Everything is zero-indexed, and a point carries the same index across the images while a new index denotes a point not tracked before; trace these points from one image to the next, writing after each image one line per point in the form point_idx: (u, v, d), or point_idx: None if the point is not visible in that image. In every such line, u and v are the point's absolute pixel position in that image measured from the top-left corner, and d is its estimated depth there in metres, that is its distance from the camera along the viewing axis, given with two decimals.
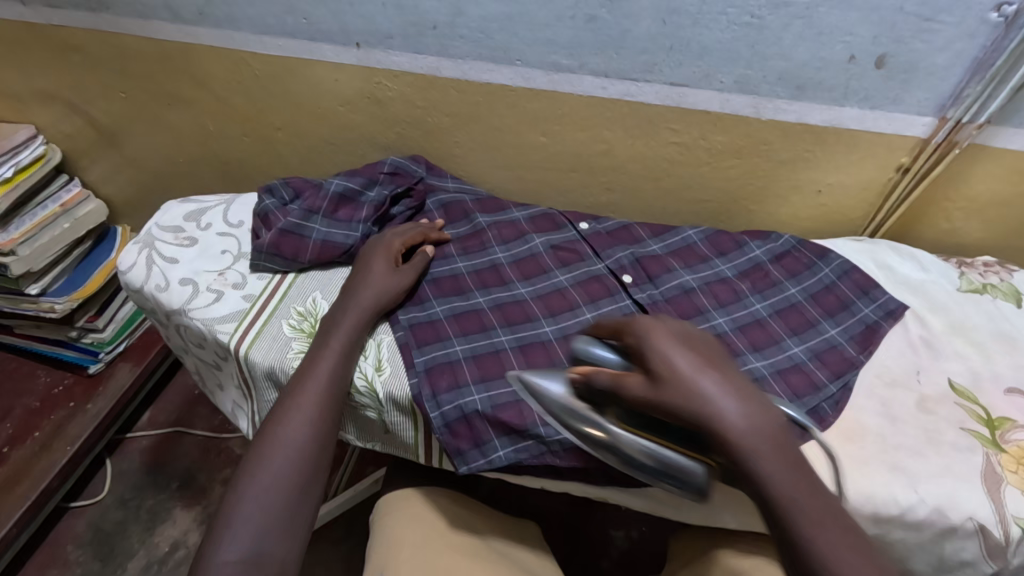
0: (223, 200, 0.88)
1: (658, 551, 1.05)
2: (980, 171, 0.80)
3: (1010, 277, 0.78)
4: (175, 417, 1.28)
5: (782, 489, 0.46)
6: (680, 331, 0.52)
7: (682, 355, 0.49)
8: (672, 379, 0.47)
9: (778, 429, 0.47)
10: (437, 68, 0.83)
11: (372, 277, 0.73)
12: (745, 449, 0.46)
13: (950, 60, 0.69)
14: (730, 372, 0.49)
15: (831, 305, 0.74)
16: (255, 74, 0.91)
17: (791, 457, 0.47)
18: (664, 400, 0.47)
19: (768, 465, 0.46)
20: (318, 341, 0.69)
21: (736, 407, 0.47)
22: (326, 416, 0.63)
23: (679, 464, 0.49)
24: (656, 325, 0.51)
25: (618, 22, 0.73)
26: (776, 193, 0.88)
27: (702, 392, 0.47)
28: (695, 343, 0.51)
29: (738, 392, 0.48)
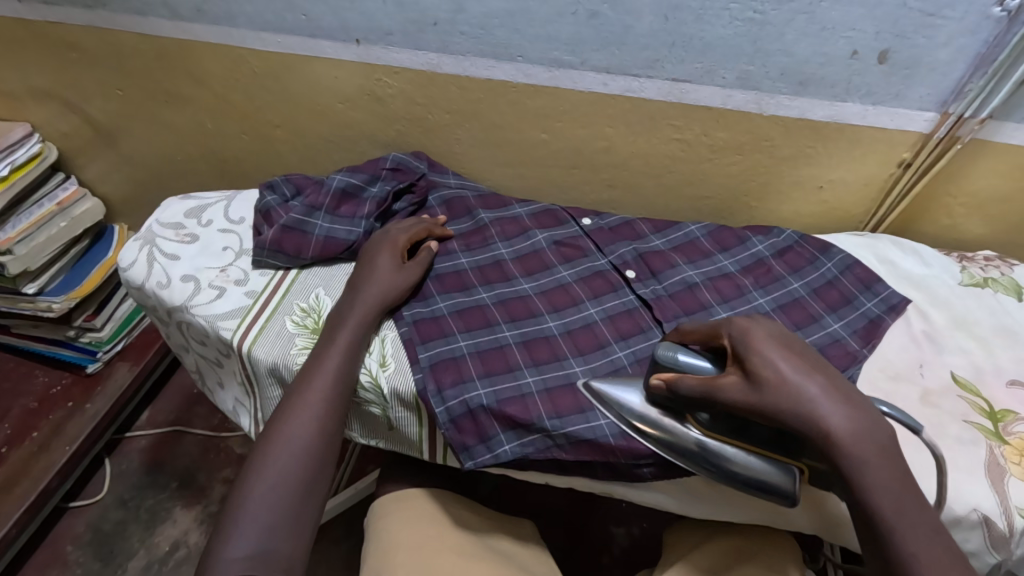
0: (224, 196, 0.88)
1: (654, 547, 1.06)
2: (981, 167, 0.81)
3: (1011, 271, 0.79)
4: (175, 417, 1.27)
5: (879, 491, 0.49)
6: (781, 337, 0.57)
7: (784, 361, 0.53)
8: (770, 379, 0.52)
9: (873, 429, 0.51)
10: (438, 65, 0.83)
11: (378, 273, 0.72)
12: (844, 449, 0.50)
13: (952, 56, 0.70)
14: (827, 375, 0.54)
15: (833, 299, 0.75)
16: (254, 71, 0.90)
17: (893, 464, 0.51)
18: (762, 398, 0.52)
19: (866, 468, 0.50)
20: (324, 338, 0.68)
21: (837, 412, 0.51)
22: (333, 414, 0.63)
23: (761, 468, 0.56)
24: (756, 332, 0.57)
25: (619, 18, 0.73)
26: (777, 189, 0.88)
27: (805, 395, 0.52)
28: (796, 349, 0.56)
29: (840, 398, 0.52)
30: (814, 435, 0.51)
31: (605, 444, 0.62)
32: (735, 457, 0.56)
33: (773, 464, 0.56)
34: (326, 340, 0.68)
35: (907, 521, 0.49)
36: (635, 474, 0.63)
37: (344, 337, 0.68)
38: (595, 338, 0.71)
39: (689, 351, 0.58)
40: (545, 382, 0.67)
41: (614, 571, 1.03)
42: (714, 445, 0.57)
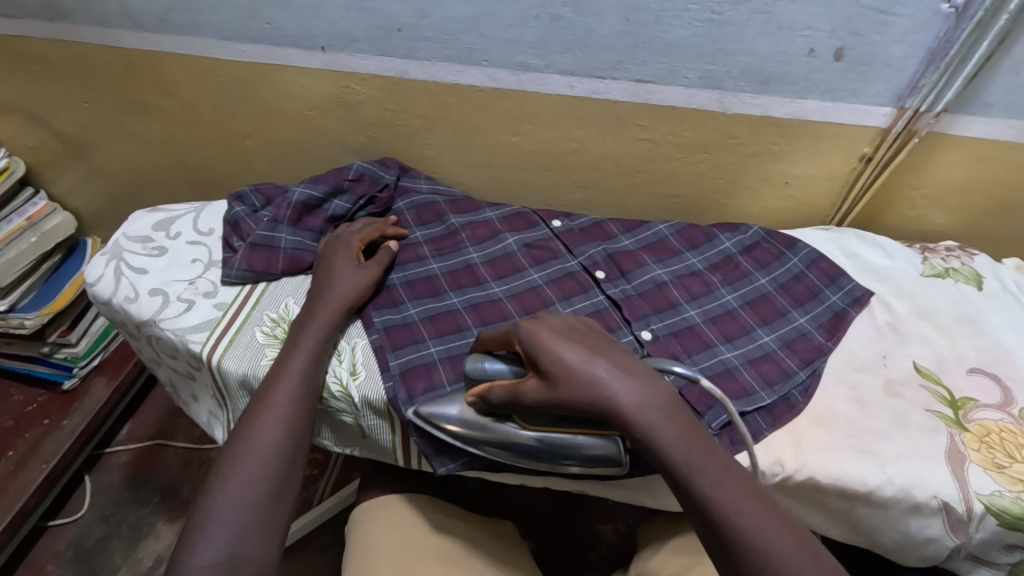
0: (193, 208, 0.87)
1: (630, 542, 1.07)
2: (940, 159, 0.82)
3: (971, 260, 0.80)
4: (155, 430, 1.26)
5: (677, 452, 0.50)
6: (568, 326, 0.58)
7: (571, 346, 0.55)
8: (561, 370, 0.53)
9: (666, 399, 0.52)
10: (404, 71, 0.83)
11: (339, 278, 0.72)
12: (636, 421, 0.51)
13: (906, 52, 0.71)
14: (616, 358, 0.55)
15: (800, 294, 0.76)
16: (220, 80, 0.90)
17: (685, 421, 0.52)
18: (557, 391, 0.53)
19: (659, 431, 0.50)
20: (286, 347, 0.68)
21: (623, 386, 0.52)
22: (299, 420, 0.63)
23: (587, 445, 0.57)
24: (543, 328, 0.57)
25: (582, 20, 0.74)
26: (745, 185, 0.90)
27: (592, 378, 0.52)
28: (583, 335, 0.57)
29: (623, 372, 0.53)
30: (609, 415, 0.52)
31: None
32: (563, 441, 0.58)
33: (593, 436, 0.58)
34: (290, 347, 0.68)
35: (713, 477, 0.48)
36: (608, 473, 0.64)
37: (311, 342, 0.68)
38: None
39: (494, 357, 0.60)
40: None
41: (602, 569, 1.04)
42: (545, 437, 0.58)
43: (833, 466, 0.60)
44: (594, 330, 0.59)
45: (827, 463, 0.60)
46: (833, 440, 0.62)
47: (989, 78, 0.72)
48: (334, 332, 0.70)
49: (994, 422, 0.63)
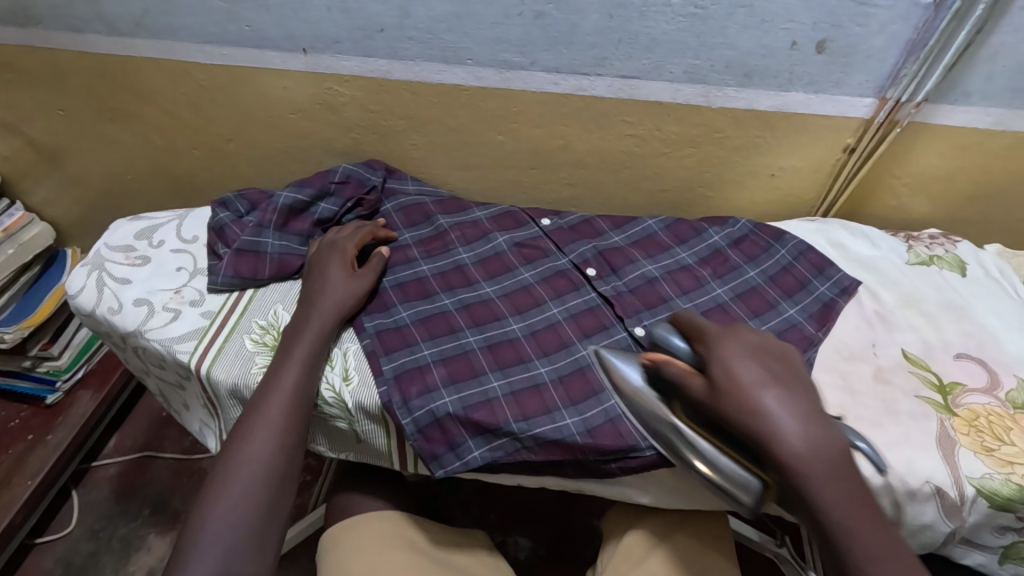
0: (175, 215, 0.86)
1: (595, 530, 1.08)
2: (920, 149, 0.84)
3: (955, 247, 0.81)
4: (144, 441, 1.24)
5: (830, 509, 0.49)
6: (756, 344, 0.58)
7: (748, 369, 0.54)
8: (732, 388, 0.53)
9: (836, 453, 0.51)
10: (388, 71, 0.82)
11: (333, 286, 0.72)
12: (796, 465, 0.50)
13: (887, 43, 0.72)
14: (796, 393, 0.54)
15: (790, 285, 0.77)
16: (199, 84, 0.88)
17: (849, 480, 0.50)
18: (719, 406, 0.53)
19: (817, 486, 0.50)
20: (281, 353, 0.68)
21: (792, 424, 0.51)
22: (292, 431, 0.63)
23: (722, 467, 0.55)
24: (725, 339, 0.57)
25: (565, 17, 0.74)
26: (731, 178, 0.90)
27: (760, 405, 0.52)
28: (765, 356, 0.57)
29: (796, 411, 0.52)
30: (767, 449, 0.51)
31: (570, 442, 0.63)
32: (709, 452, 0.56)
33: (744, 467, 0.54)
34: (285, 354, 0.67)
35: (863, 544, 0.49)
36: (604, 470, 0.64)
37: (306, 349, 0.67)
38: (559, 337, 0.72)
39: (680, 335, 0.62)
40: (511, 386, 0.67)
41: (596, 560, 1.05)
42: (693, 438, 0.57)
43: None
44: (783, 356, 0.58)
45: None
46: None
47: (967, 67, 0.74)
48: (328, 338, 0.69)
49: (982, 407, 0.64)
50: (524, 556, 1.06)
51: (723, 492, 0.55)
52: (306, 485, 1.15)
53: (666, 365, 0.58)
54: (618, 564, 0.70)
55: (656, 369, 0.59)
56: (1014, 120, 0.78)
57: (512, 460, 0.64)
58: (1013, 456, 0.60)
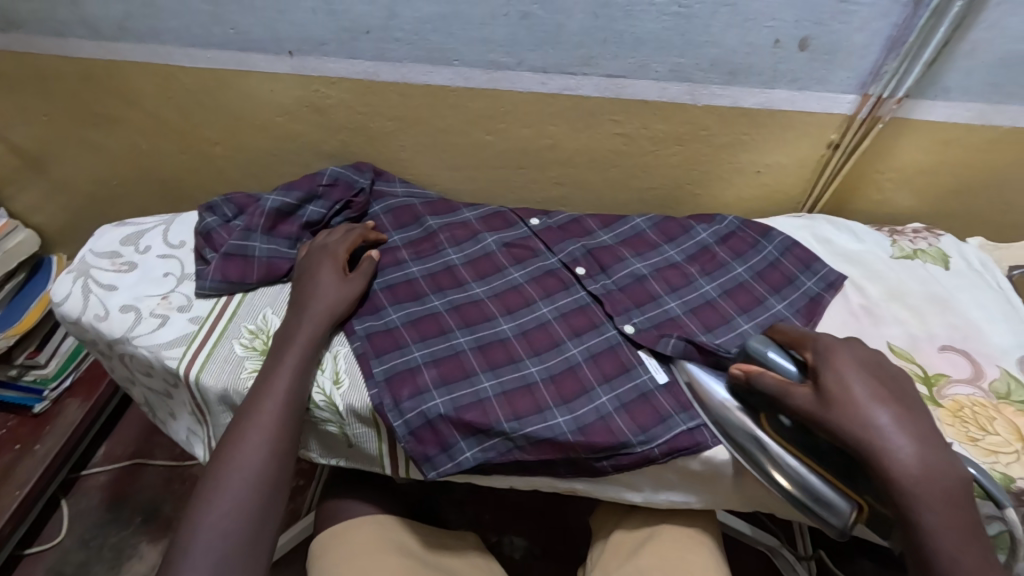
0: (162, 220, 0.85)
1: (585, 529, 1.08)
2: (903, 144, 0.85)
3: (938, 241, 0.83)
4: (134, 449, 1.23)
5: (937, 536, 0.51)
6: (868, 360, 0.59)
7: (860, 386, 0.56)
8: (842, 402, 0.55)
9: (949, 480, 0.52)
10: (375, 73, 0.82)
11: (323, 290, 0.71)
12: (908, 488, 0.51)
13: (868, 39, 0.73)
14: (913, 416, 0.55)
15: (777, 281, 0.77)
16: (185, 88, 0.87)
17: (960, 511, 0.51)
18: (828, 420, 0.55)
19: (928, 512, 0.51)
20: (272, 357, 0.67)
21: (907, 446, 0.52)
22: (285, 437, 0.62)
23: (808, 485, 0.58)
24: (839, 353, 0.58)
25: (551, 17, 0.74)
26: (719, 176, 0.91)
27: (873, 423, 0.53)
28: (879, 373, 0.58)
29: (910, 433, 0.54)
30: (879, 467, 0.52)
31: (563, 441, 0.63)
32: (794, 469, 0.59)
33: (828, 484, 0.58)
34: (276, 358, 0.67)
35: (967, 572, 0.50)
36: (596, 468, 0.64)
37: (297, 353, 0.67)
38: (550, 336, 0.72)
39: (782, 353, 0.61)
40: (502, 385, 0.67)
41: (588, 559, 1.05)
42: (780, 454, 0.59)
43: None
44: (897, 377, 0.58)
45: None
46: None
47: (947, 63, 0.75)
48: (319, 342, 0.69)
49: (966, 397, 0.65)
50: (518, 555, 1.06)
51: (807, 508, 0.58)
52: (299, 489, 1.14)
53: (763, 377, 0.59)
54: (609, 559, 0.72)
55: (749, 382, 0.60)
56: (995, 115, 0.79)
57: (505, 460, 0.65)
58: (997, 445, 0.61)
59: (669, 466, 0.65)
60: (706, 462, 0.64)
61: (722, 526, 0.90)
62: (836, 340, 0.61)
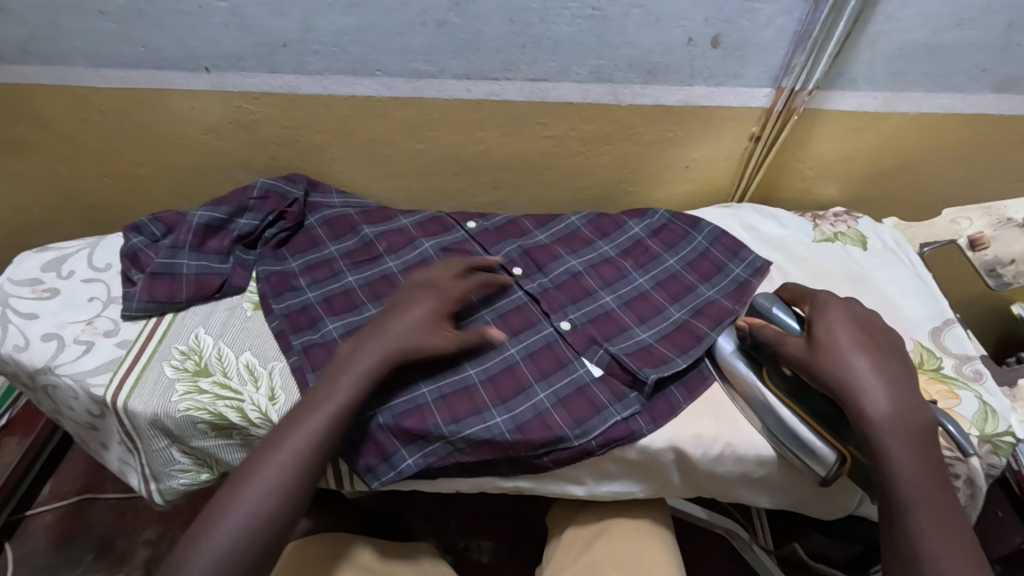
0: (86, 244, 0.83)
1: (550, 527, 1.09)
2: (820, 133, 0.88)
3: (856, 223, 0.86)
4: (83, 483, 1.17)
5: (904, 470, 0.54)
6: (860, 314, 0.64)
7: (846, 335, 0.61)
8: (827, 344, 0.60)
9: (918, 422, 0.56)
10: (297, 87, 0.81)
11: (414, 322, 0.66)
12: (881, 427, 0.55)
13: (776, 35, 0.76)
14: (887, 363, 0.60)
15: (706, 270, 0.80)
16: (100, 109, 0.85)
17: (925, 451, 0.55)
18: (811, 359, 0.59)
19: (896, 447, 0.55)
20: (311, 395, 0.61)
21: (881, 389, 0.57)
22: (289, 498, 0.57)
23: (801, 435, 0.61)
24: (833, 305, 0.64)
25: (467, 24, 0.75)
26: (649, 172, 0.94)
27: (851, 365, 0.58)
28: (867, 326, 0.63)
29: (888, 379, 0.58)
30: (852, 403, 0.57)
31: (503, 442, 0.64)
32: (791, 418, 0.62)
33: (817, 434, 0.61)
34: (320, 394, 0.61)
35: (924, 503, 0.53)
36: (538, 464, 0.65)
37: (341, 396, 0.61)
38: None
39: (784, 309, 0.66)
40: (440, 389, 0.68)
41: None
42: (773, 404, 0.63)
43: (747, 434, 0.65)
44: (885, 332, 0.63)
45: (743, 432, 0.65)
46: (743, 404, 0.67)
47: (853, 56, 0.78)
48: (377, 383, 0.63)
49: None
50: (486, 558, 1.06)
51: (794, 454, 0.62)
52: None
53: (764, 330, 0.64)
54: (562, 555, 0.71)
55: (750, 334, 0.65)
56: (900, 102, 0.84)
57: (447, 463, 0.65)
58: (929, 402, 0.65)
59: (613, 457, 0.66)
60: (642, 450, 0.65)
61: (677, 510, 0.91)
62: (836, 297, 0.66)
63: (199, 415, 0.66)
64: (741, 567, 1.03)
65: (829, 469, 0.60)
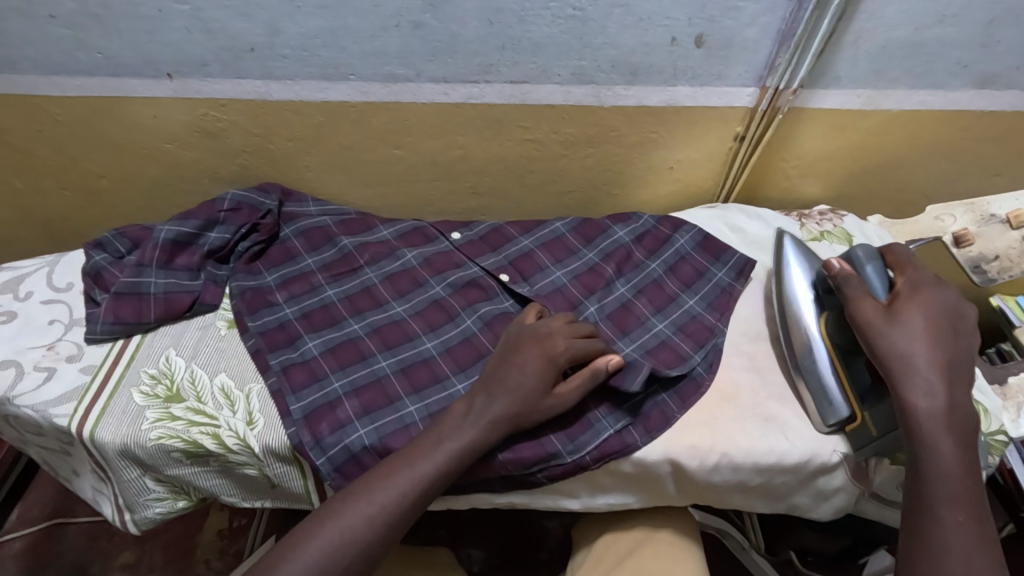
0: (45, 262, 0.78)
1: (541, 532, 1.07)
2: (804, 132, 0.88)
3: (841, 222, 0.86)
4: (52, 509, 1.10)
5: (939, 456, 0.55)
6: (946, 307, 0.63)
7: (922, 321, 0.61)
8: (897, 328, 0.61)
9: (962, 417, 0.57)
10: (266, 92, 0.78)
11: (526, 383, 0.61)
12: (925, 410, 0.56)
13: (759, 34, 0.75)
14: (953, 358, 0.60)
15: (689, 275, 0.79)
16: (54, 119, 0.80)
17: (965, 448, 0.56)
18: (877, 336, 0.61)
19: (939, 436, 0.55)
20: (406, 449, 0.59)
21: (937, 378, 0.58)
22: (342, 570, 0.53)
23: (823, 382, 0.65)
24: (912, 294, 0.64)
25: (444, 26, 0.72)
26: (632, 174, 0.92)
27: (916, 351, 0.59)
28: (949, 320, 0.62)
29: (948, 372, 0.58)
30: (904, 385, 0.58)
31: (496, 462, 0.62)
32: (819, 364, 0.66)
33: (842, 391, 0.64)
34: (411, 454, 0.58)
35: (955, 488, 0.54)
36: (531, 481, 0.63)
37: (430, 463, 0.57)
38: (475, 350, 0.71)
39: (875, 272, 0.67)
40: (427, 408, 0.65)
41: (552, 565, 1.03)
42: (812, 349, 0.67)
43: (744, 442, 0.64)
44: (963, 329, 0.63)
45: (736, 439, 0.64)
46: (740, 412, 0.66)
47: (837, 53, 0.77)
48: (476, 448, 0.58)
49: None
50: (477, 567, 1.04)
51: (813, 396, 0.65)
52: (242, 529, 1.09)
53: (849, 279, 0.66)
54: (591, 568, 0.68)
55: (834, 277, 0.67)
56: (882, 99, 0.83)
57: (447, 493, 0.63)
58: None
59: (609, 470, 0.64)
60: (637, 463, 0.64)
61: None
62: (921, 283, 0.65)
63: (173, 444, 0.63)
64: (732, 567, 1.03)
65: (840, 417, 0.63)
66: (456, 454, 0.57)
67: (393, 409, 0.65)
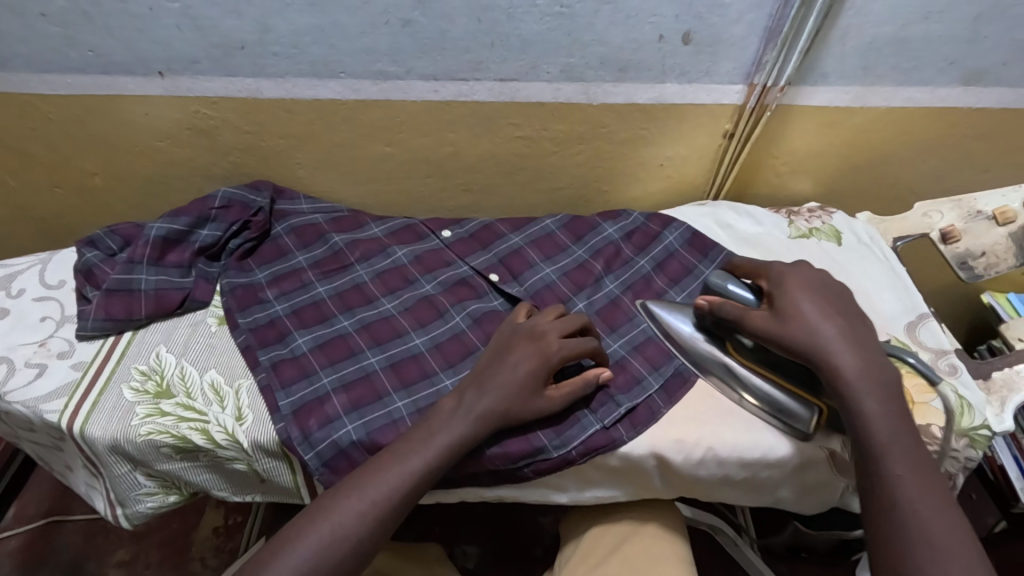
0: (37, 260, 0.78)
1: (535, 528, 1.07)
2: (793, 129, 0.88)
3: (831, 218, 0.86)
4: (48, 507, 1.11)
5: (876, 424, 0.55)
6: (817, 280, 0.65)
7: (809, 305, 0.62)
8: (795, 314, 0.61)
9: (885, 377, 0.57)
10: (256, 90, 0.78)
11: (515, 381, 0.62)
12: (846, 383, 0.57)
13: (746, 31, 0.75)
14: (853, 327, 0.61)
15: (676, 272, 0.80)
16: (47, 117, 0.81)
17: (896, 407, 0.56)
18: (781, 329, 0.61)
19: (865, 401, 0.56)
20: (396, 445, 0.59)
21: (847, 350, 0.58)
22: (334, 566, 0.54)
23: (778, 400, 0.64)
24: (792, 275, 0.65)
25: (433, 23, 0.73)
26: (623, 171, 0.92)
27: (822, 332, 0.59)
28: (831, 295, 0.64)
29: (855, 342, 0.59)
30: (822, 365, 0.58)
31: (484, 458, 0.62)
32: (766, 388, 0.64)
33: (795, 401, 0.63)
34: (400, 450, 0.58)
35: (898, 450, 0.54)
36: (518, 475, 0.63)
37: (418, 458, 0.57)
38: (464, 347, 0.71)
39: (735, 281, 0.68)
40: (416, 404, 0.66)
41: (546, 561, 1.04)
42: (749, 377, 0.65)
43: (730, 437, 0.64)
44: (842, 295, 0.65)
45: (722, 434, 0.64)
46: (726, 407, 0.66)
47: (824, 50, 0.78)
48: (462, 443, 0.59)
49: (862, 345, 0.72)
50: (472, 564, 1.04)
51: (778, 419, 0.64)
52: (238, 526, 1.09)
53: (723, 309, 0.65)
54: (577, 564, 0.69)
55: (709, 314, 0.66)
56: (871, 96, 0.84)
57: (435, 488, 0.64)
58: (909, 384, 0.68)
59: (596, 464, 0.65)
60: (624, 458, 0.64)
61: None
62: (792, 268, 0.67)
63: (162, 439, 0.63)
64: (725, 563, 1.03)
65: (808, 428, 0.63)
66: (443, 450, 0.58)
67: (381, 405, 0.65)
